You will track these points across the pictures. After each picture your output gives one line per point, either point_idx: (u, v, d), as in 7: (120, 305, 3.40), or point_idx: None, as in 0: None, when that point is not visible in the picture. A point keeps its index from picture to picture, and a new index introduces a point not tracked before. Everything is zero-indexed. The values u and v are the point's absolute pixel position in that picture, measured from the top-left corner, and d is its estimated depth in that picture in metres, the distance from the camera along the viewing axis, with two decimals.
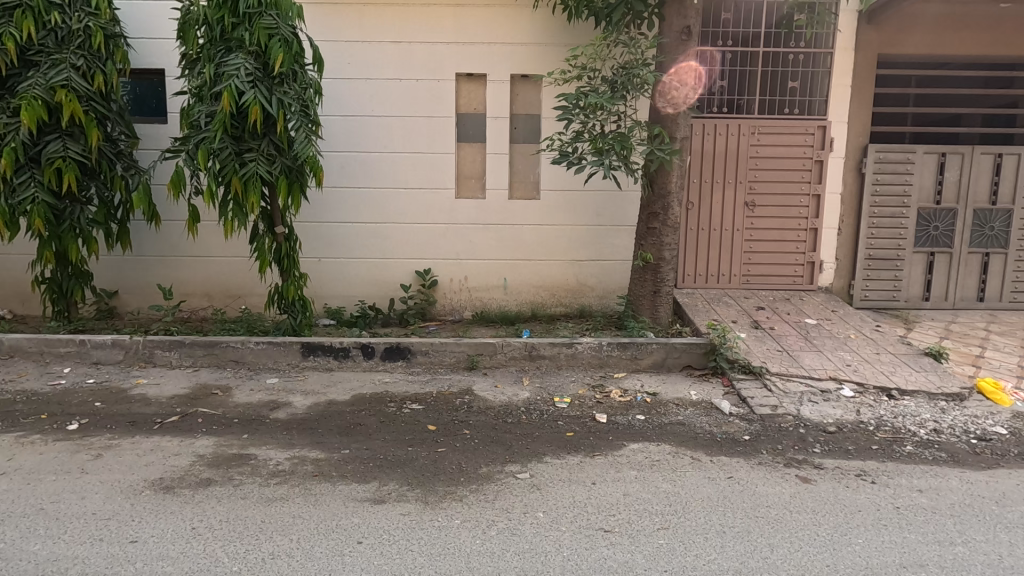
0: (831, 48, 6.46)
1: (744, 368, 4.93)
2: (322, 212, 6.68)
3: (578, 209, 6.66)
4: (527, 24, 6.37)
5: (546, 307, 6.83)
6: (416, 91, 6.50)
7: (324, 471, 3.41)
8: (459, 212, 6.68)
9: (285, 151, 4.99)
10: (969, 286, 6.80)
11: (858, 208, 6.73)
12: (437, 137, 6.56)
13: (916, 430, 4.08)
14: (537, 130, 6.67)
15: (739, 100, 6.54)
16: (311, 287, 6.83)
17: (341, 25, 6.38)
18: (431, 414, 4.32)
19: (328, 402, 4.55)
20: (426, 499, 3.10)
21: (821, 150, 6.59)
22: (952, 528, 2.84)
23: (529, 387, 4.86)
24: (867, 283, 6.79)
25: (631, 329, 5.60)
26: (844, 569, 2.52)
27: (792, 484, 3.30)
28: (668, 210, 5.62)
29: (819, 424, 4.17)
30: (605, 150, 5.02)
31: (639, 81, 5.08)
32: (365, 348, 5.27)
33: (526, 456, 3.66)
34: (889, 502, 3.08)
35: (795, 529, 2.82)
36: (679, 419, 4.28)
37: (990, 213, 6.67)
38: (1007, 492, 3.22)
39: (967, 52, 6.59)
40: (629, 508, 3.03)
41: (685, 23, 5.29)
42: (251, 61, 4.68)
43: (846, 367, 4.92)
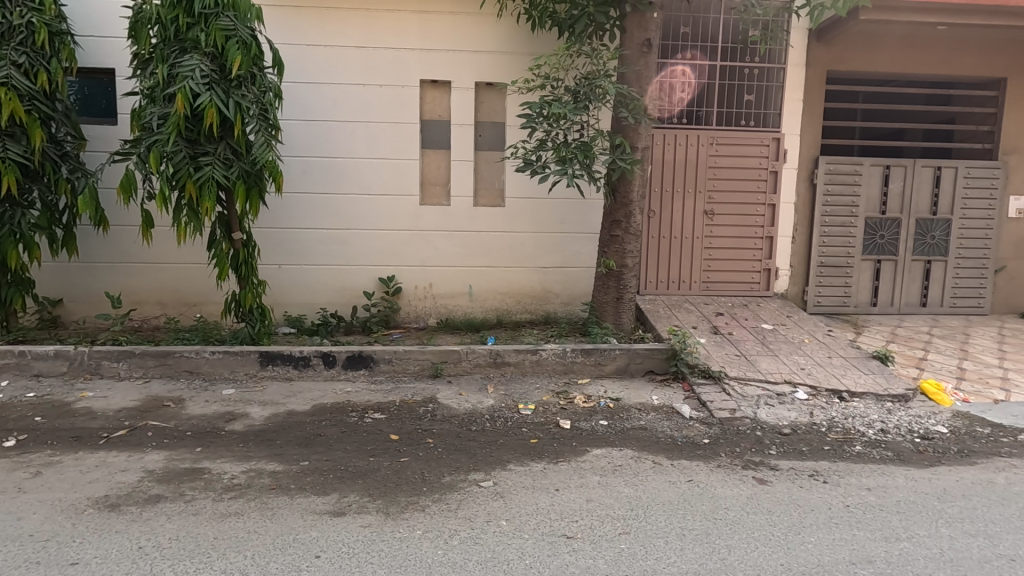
0: (783, 64, 6.72)
1: (704, 373, 5.05)
2: (282, 218, 6.54)
3: (542, 216, 6.72)
4: (492, 32, 6.42)
5: (511, 314, 6.84)
6: (380, 97, 6.44)
7: (282, 484, 3.31)
8: (424, 219, 6.64)
9: (243, 155, 4.86)
10: (912, 292, 7.15)
11: (810, 216, 6.99)
12: (401, 142, 6.52)
13: (865, 430, 4.25)
14: (502, 138, 6.70)
15: (698, 111, 6.73)
16: (270, 295, 6.66)
17: (302, 28, 6.28)
18: (394, 423, 4.27)
19: (288, 412, 4.43)
20: (387, 510, 3.05)
21: (776, 161, 6.82)
22: (897, 524, 2.96)
23: (493, 394, 4.85)
24: (820, 289, 7.06)
25: (594, 336, 5.66)
26: (798, 568, 2.59)
27: (749, 485, 3.39)
28: (630, 218, 5.71)
29: (774, 426, 4.30)
30: (568, 159, 5.11)
31: (601, 91, 5.19)
32: (327, 357, 5.18)
33: (490, 464, 3.65)
34: (840, 501, 3.20)
35: (752, 530, 2.89)
36: (641, 424, 4.35)
37: (931, 223, 7.04)
38: (948, 488, 3.38)
39: (910, 70, 6.94)
40: (591, 513, 3.05)
41: (645, 36, 5.41)
42: (207, 63, 4.55)
43: (800, 371, 5.10)
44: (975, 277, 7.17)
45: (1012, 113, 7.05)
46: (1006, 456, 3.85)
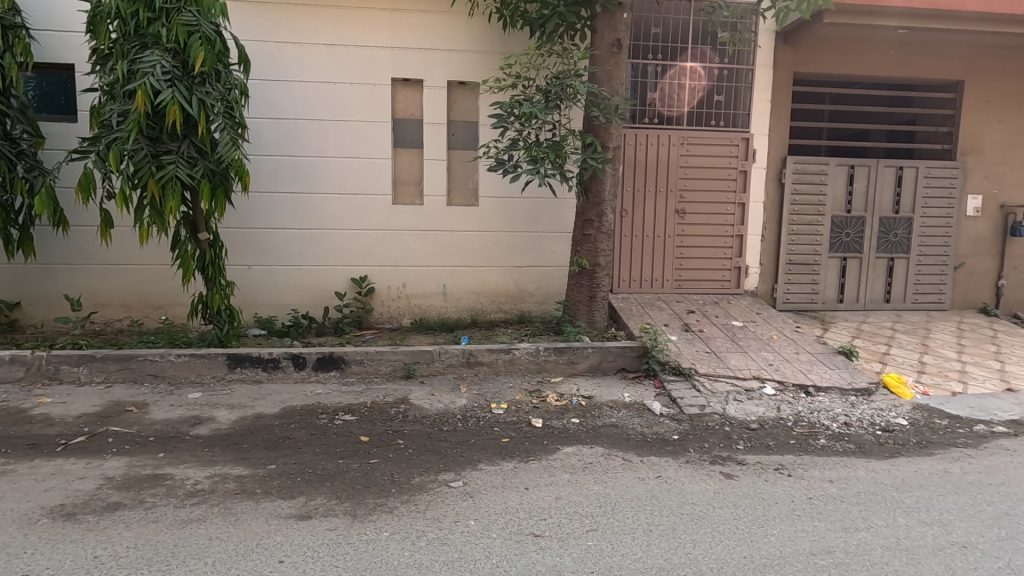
0: (751, 65, 6.84)
1: (675, 370, 5.12)
2: (250, 218, 6.42)
3: (516, 216, 6.72)
4: (463, 31, 6.39)
5: (486, 313, 6.83)
6: (351, 95, 6.37)
7: (247, 488, 3.25)
8: (396, 218, 6.59)
9: (208, 153, 4.74)
10: (877, 288, 7.34)
11: (779, 215, 7.13)
12: (373, 141, 6.46)
13: (829, 424, 4.36)
14: (474, 138, 6.68)
15: (669, 111, 6.81)
16: (239, 295, 6.54)
17: (270, 24, 6.18)
18: (365, 424, 4.23)
19: (255, 415, 4.35)
20: (354, 512, 3.01)
21: (745, 160, 6.94)
22: (857, 514, 3.04)
23: (466, 394, 4.84)
24: (789, 286, 7.20)
25: (567, 335, 5.69)
26: (760, 560, 2.64)
27: (716, 481, 3.43)
28: (602, 217, 5.74)
29: (742, 421, 4.37)
30: (540, 158, 5.12)
31: (571, 91, 5.21)
32: (296, 359, 5.10)
33: (460, 464, 3.63)
34: (803, 493, 3.27)
35: (716, 524, 2.94)
36: (612, 421, 4.38)
37: (894, 222, 7.24)
38: (906, 478, 3.48)
39: (874, 72, 7.11)
40: (559, 511, 3.06)
41: (615, 36, 5.44)
42: (168, 59, 4.45)
43: (768, 367, 5.19)
44: (936, 274, 7.40)
45: (970, 114, 7.28)
46: (961, 447, 3.98)
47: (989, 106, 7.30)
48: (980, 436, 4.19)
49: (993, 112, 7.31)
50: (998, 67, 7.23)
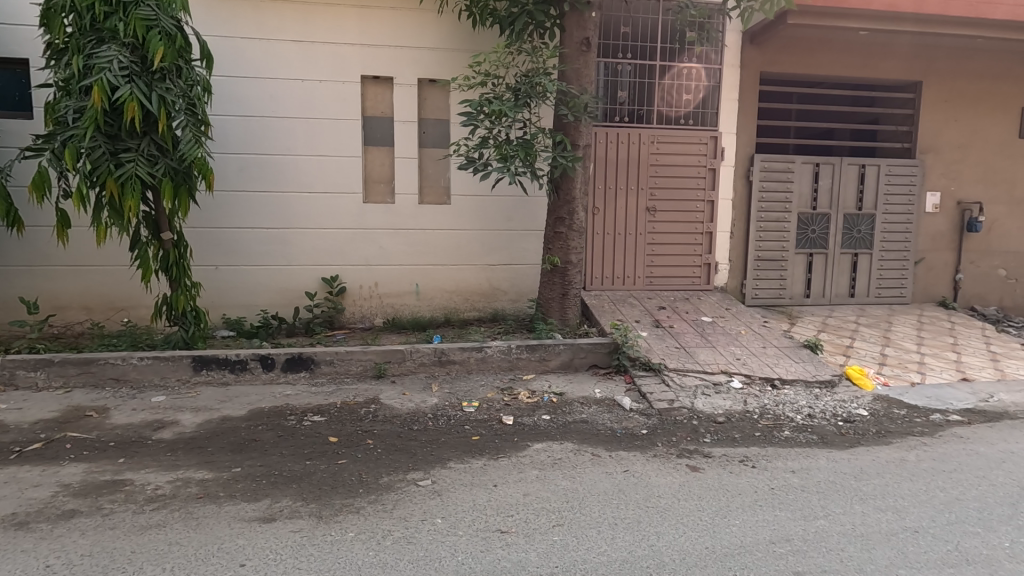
0: (719, 65, 6.95)
1: (645, 365, 5.19)
2: (217, 217, 6.30)
3: (488, 214, 6.72)
4: (434, 28, 6.37)
5: (459, 312, 6.81)
6: (320, 92, 6.29)
7: (210, 492, 3.20)
8: (367, 217, 6.52)
9: (170, 151, 4.64)
10: (841, 283, 7.54)
11: (747, 212, 7.26)
12: (343, 139, 6.39)
13: (793, 416, 4.46)
14: (446, 135, 6.64)
15: (640, 110, 6.89)
16: (206, 296, 6.41)
17: (236, 20, 6.06)
18: (334, 425, 4.18)
19: (221, 418, 4.27)
20: (320, 513, 2.98)
21: (713, 159, 7.04)
22: (817, 503, 3.11)
23: (437, 393, 4.82)
24: (757, 282, 7.35)
25: (539, 332, 5.72)
26: (721, 550, 2.69)
27: (682, 473, 3.49)
28: (573, 215, 5.77)
29: (710, 415, 4.45)
30: (509, 156, 5.12)
31: (541, 89, 5.22)
32: (264, 360, 5.02)
33: (429, 463, 3.62)
34: (766, 484, 3.34)
35: (681, 515, 2.99)
36: (583, 417, 4.42)
37: (857, 218, 7.43)
38: (864, 467, 3.58)
39: (837, 73, 7.28)
40: (527, 507, 3.07)
41: (584, 35, 5.48)
42: (126, 54, 4.33)
43: (736, 361, 5.29)
44: (898, 268, 7.62)
45: (928, 114, 7.50)
46: (918, 435, 4.11)
47: (946, 105, 7.52)
48: (935, 425, 4.33)
49: (950, 111, 7.55)
50: (954, 69, 7.47)
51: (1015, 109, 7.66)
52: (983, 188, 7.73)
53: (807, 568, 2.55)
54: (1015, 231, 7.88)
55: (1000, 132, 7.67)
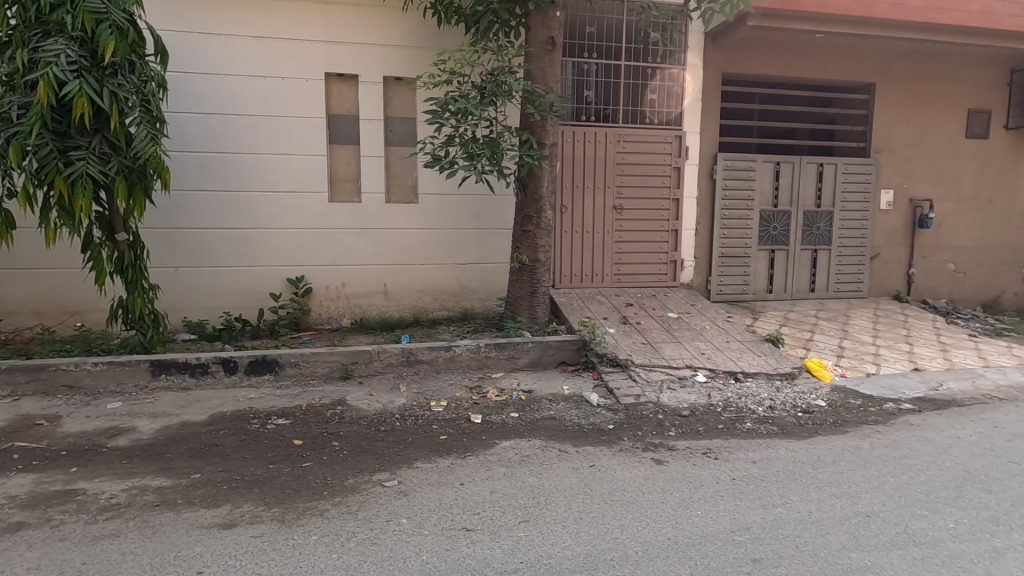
0: (682, 65, 7.07)
1: (612, 361, 5.26)
2: (177, 218, 6.13)
3: (456, 213, 6.69)
4: (399, 26, 6.31)
5: (429, 311, 6.77)
6: (283, 90, 6.17)
7: (168, 499, 3.11)
8: (333, 216, 6.43)
9: (123, 149, 4.49)
10: (802, 278, 7.76)
11: (711, 210, 7.41)
12: (306, 137, 6.28)
13: (755, 408, 4.58)
14: (412, 133, 6.59)
15: (606, 109, 6.96)
16: (166, 299, 6.22)
17: (194, 15, 5.90)
18: (298, 428, 4.12)
19: (181, 423, 4.16)
20: (283, 517, 2.93)
21: (678, 158, 7.16)
22: (775, 492, 3.20)
23: (405, 393, 4.79)
24: (722, 278, 7.51)
25: (508, 330, 5.74)
26: (683, 540, 2.74)
27: (647, 467, 3.54)
28: (541, 214, 5.78)
29: (675, 409, 4.54)
30: (476, 154, 5.12)
31: (506, 87, 5.21)
32: (227, 363, 4.91)
33: (396, 463, 3.59)
34: (727, 475, 3.42)
35: (645, 508, 3.04)
36: (551, 413, 4.45)
37: (816, 215, 7.67)
38: (821, 455, 3.70)
39: (796, 74, 7.48)
40: (493, 505, 3.08)
41: (549, 34, 5.49)
42: (74, 48, 4.17)
43: (701, 355, 5.41)
44: (856, 264, 7.89)
45: (882, 114, 7.78)
46: (872, 424, 4.27)
47: (898, 107, 7.81)
48: (888, 413, 4.50)
49: (902, 112, 7.84)
50: (905, 71, 7.76)
51: (961, 110, 8.00)
52: (933, 185, 8.05)
53: (764, 554, 2.62)
54: (963, 227, 8.23)
55: (948, 132, 8.01)
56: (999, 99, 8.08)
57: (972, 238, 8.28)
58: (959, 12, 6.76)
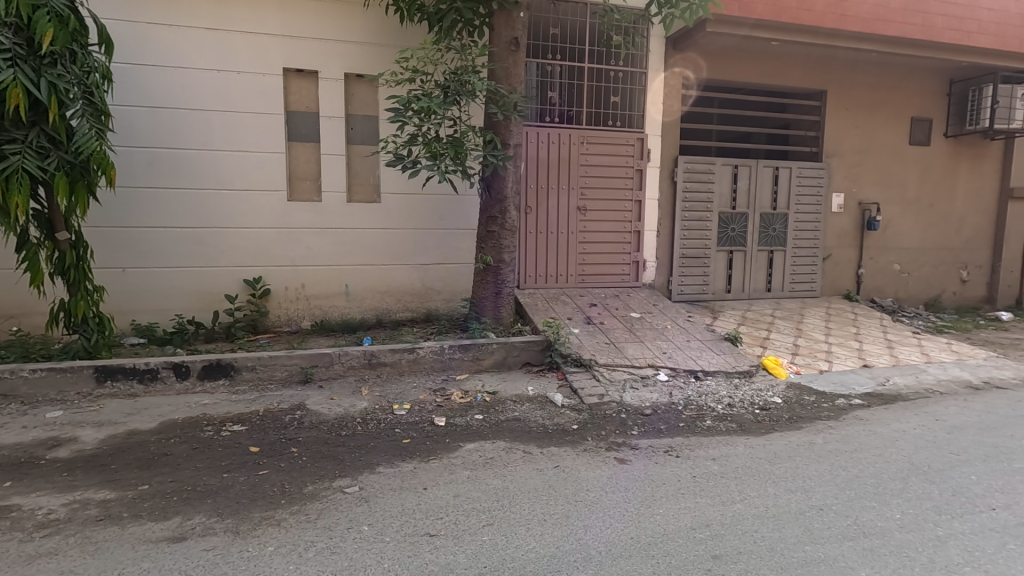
0: (644, 68, 7.18)
1: (576, 361, 5.30)
2: (125, 216, 5.85)
3: (419, 212, 6.60)
4: (360, 22, 6.19)
5: (392, 313, 6.67)
6: (239, 84, 5.97)
7: (113, 513, 2.95)
8: (292, 216, 6.25)
9: (63, 143, 4.24)
10: (759, 278, 8.00)
11: (673, 212, 7.55)
12: (264, 134, 6.08)
13: (715, 406, 4.68)
14: (375, 132, 6.47)
15: (570, 111, 7.02)
16: (112, 301, 5.92)
17: (142, 4, 5.65)
18: (255, 434, 3.98)
19: (128, 432, 3.96)
20: (237, 528, 2.82)
21: (640, 160, 7.26)
22: (734, 488, 3.27)
23: (367, 396, 4.70)
24: (683, 278, 7.66)
25: (473, 331, 5.70)
26: (645, 539, 2.76)
27: (610, 466, 3.57)
28: (505, 214, 5.76)
29: (638, 407, 4.59)
30: (439, 154, 5.07)
31: (470, 87, 5.17)
32: (178, 368, 4.72)
33: (358, 468, 3.51)
34: (688, 472, 3.48)
35: (608, 507, 3.06)
36: (516, 415, 4.44)
37: (772, 217, 7.91)
38: (778, 451, 3.81)
39: (753, 80, 7.70)
40: (456, 509, 3.04)
41: (512, 34, 5.46)
42: (8, 35, 3.91)
43: (663, 355, 5.51)
44: (809, 264, 8.18)
45: (833, 121, 8.08)
46: (825, 419, 4.42)
47: (848, 113, 8.13)
48: (840, 409, 4.67)
49: (852, 119, 8.16)
50: (854, 79, 8.08)
51: (906, 117, 8.39)
52: (880, 190, 8.42)
53: (723, 551, 2.67)
54: (907, 229, 8.64)
55: (894, 139, 8.38)
56: (940, 108, 8.52)
57: (916, 240, 8.70)
58: (903, 24, 7.09)
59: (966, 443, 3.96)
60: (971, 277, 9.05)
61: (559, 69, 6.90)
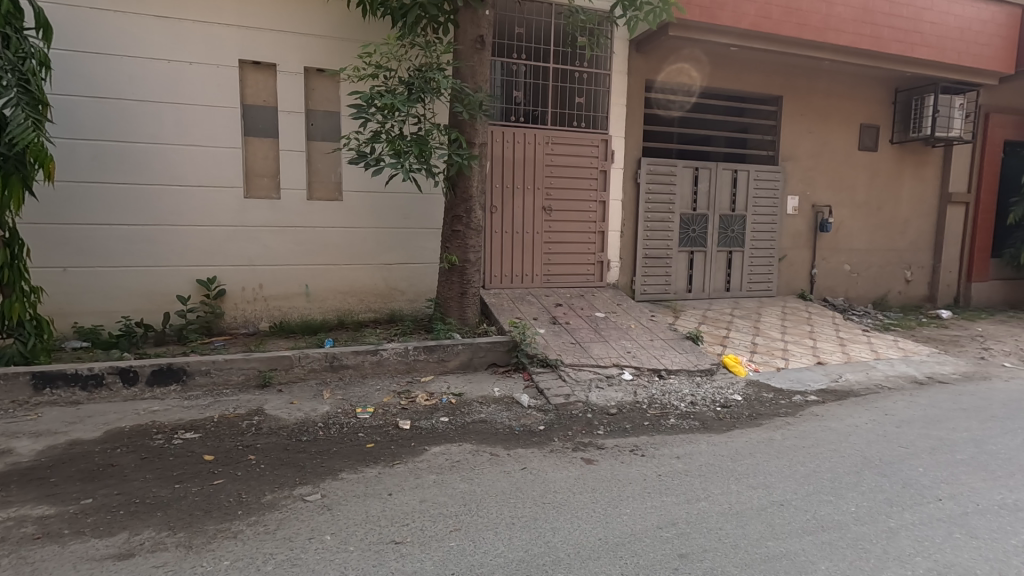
0: (608, 70, 7.23)
1: (542, 361, 5.30)
2: (66, 213, 5.52)
3: (383, 212, 6.48)
4: (321, 15, 6.03)
5: (354, 313, 6.51)
6: (191, 76, 5.71)
7: (52, 530, 2.76)
8: (249, 213, 6.03)
9: None
10: (718, 278, 8.20)
11: (636, 212, 7.65)
12: (218, 128, 5.84)
13: (678, 404, 4.76)
14: (337, 128, 6.31)
15: (535, 111, 7.02)
16: (52, 302, 5.57)
17: None
18: (209, 442, 3.80)
19: (69, 443, 3.72)
20: (190, 542, 2.68)
21: (604, 161, 7.32)
22: (698, 486, 3.33)
23: (329, 400, 4.56)
24: (645, 278, 7.78)
25: (438, 332, 5.61)
26: (612, 540, 2.77)
27: (577, 467, 3.57)
28: (471, 213, 5.70)
29: (603, 407, 4.62)
30: (403, 152, 4.97)
31: (435, 85, 5.10)
32: (125, 373, 4.48)
33: (319, 475, 3.40)
34: (654, 471, 3.52)
35: (576, 508, 3.06)
36: (482, 416, 4.39)
37: (731, 219, 8.11)
38: (739, 448, 3.90)
39: (713, 85, 7.88)
40: (423, 515, 2.98)
41: (478, 33, 5.41)
42: None
43: (627, 354, 5.57)
44: (766, 264, 8.42)
45: (788, 126, 8.35)
46: (783, 416, 4.55)
47: (802, 119, 8.42)
48: (797, 405, 4.82)
49: (805, 124, 8.45)
50: (808, 86, 8.37)
51: (855, 124, 8.74)
52: (832, 193, 8.74)
53: (689, 549, 2.70)
54: (857, 231, 9.01)
55: (844, 144, 8.72)
56: (886, 115, 8.91)
57: (865, 241, 9.08)
58: (853, 34, 7.38)
59: (914, 436, 4.15)
60: (914, 277, 9.51)
61: (524, 69, 6.89)
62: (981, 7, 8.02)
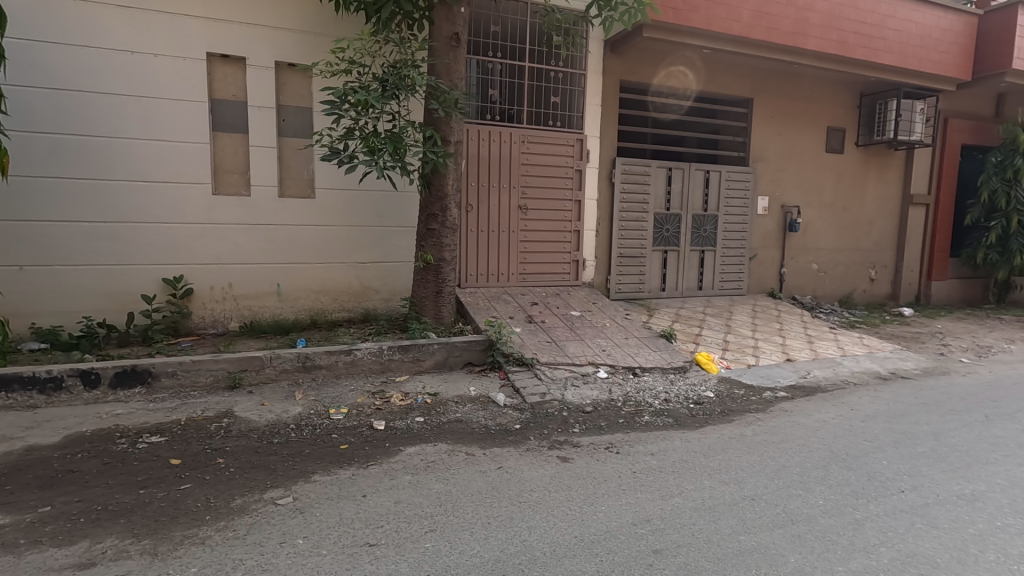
0: (584, 70, 7.27)
1: (518, 360, 5.30)
2: (22, 208, 5.29)
3: (356, 209, 6.39)
4: (293, 9, 5.91)
5: (327, 312, 6.41)
6: (156, 68, 5.53)
7: (5, 541, 2.63)
8: (218, 211, 5.88)
9: None
10: (691, 277, 8.32)
11: (610, 212, 7.70)
12: (184, 122, 5.67)
13: (652, 401, 4.81)
14: (309, 124, 6.19)
15: (510, 110, 7.01)
16: (7, 302, 5.34)
17: None
18: (176, 445, 3.69)
19: (26, 448, 3.57)
20: (155, 550, 2.60)
21: (580, 160, 7.36)
22: (672, 482, 3.37)
23: (301, 402, 4.48)
24: (620, 277, 7.84)
25: (413, 331, 5.56)
26: (588, 537, 2.79)
27: (553, 465, 3.58)
28: (446, 212, 5.66)
29: (578, 405, 4.65)
30: (377, 149, 4.90)
31: (410, 82, 5.05)
32: (86, 375, 4.33)
33: (291, 478, 3.33)
34: (628, 468, 3.55)
35: (551, 506, 3.07)
36: (457, 416, 4.37)
37: (703, 218, 8.24)
38: (712, 444, 3.96)
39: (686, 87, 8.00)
40: (398, 516, 2.94)
41: (453, 30, 5.37)
42: None
43: (602, 352, 5.61)
44: (737, 263, 8.58)
45: (758, 127, 8.52)
46: (754, 412, 4.64)
47: (772, 121, 8.60)
48: (767, 401, 4.92)
49: (775, 126, 8.63)
50: (778, 89, 8.55)
51: (822, 127, 8.97)
52: (800, 193, 8.95)
53: (663, 545, 2.73)
54: (824, 230, 9.25)
55: (812, 146, 8.94)
56: (852, 118, 9.17)
57: (831, 241, 9.33)
58: (821, 39, 7.57)
59: (878, 430, 4.27)
60: (878, 276, 9.81)
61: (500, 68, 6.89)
62: (940, 15, 8.32)
